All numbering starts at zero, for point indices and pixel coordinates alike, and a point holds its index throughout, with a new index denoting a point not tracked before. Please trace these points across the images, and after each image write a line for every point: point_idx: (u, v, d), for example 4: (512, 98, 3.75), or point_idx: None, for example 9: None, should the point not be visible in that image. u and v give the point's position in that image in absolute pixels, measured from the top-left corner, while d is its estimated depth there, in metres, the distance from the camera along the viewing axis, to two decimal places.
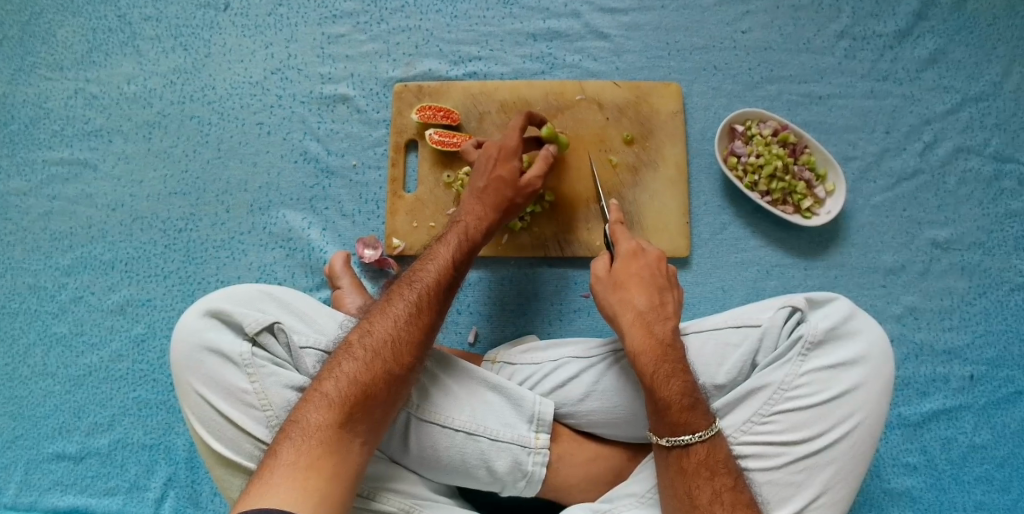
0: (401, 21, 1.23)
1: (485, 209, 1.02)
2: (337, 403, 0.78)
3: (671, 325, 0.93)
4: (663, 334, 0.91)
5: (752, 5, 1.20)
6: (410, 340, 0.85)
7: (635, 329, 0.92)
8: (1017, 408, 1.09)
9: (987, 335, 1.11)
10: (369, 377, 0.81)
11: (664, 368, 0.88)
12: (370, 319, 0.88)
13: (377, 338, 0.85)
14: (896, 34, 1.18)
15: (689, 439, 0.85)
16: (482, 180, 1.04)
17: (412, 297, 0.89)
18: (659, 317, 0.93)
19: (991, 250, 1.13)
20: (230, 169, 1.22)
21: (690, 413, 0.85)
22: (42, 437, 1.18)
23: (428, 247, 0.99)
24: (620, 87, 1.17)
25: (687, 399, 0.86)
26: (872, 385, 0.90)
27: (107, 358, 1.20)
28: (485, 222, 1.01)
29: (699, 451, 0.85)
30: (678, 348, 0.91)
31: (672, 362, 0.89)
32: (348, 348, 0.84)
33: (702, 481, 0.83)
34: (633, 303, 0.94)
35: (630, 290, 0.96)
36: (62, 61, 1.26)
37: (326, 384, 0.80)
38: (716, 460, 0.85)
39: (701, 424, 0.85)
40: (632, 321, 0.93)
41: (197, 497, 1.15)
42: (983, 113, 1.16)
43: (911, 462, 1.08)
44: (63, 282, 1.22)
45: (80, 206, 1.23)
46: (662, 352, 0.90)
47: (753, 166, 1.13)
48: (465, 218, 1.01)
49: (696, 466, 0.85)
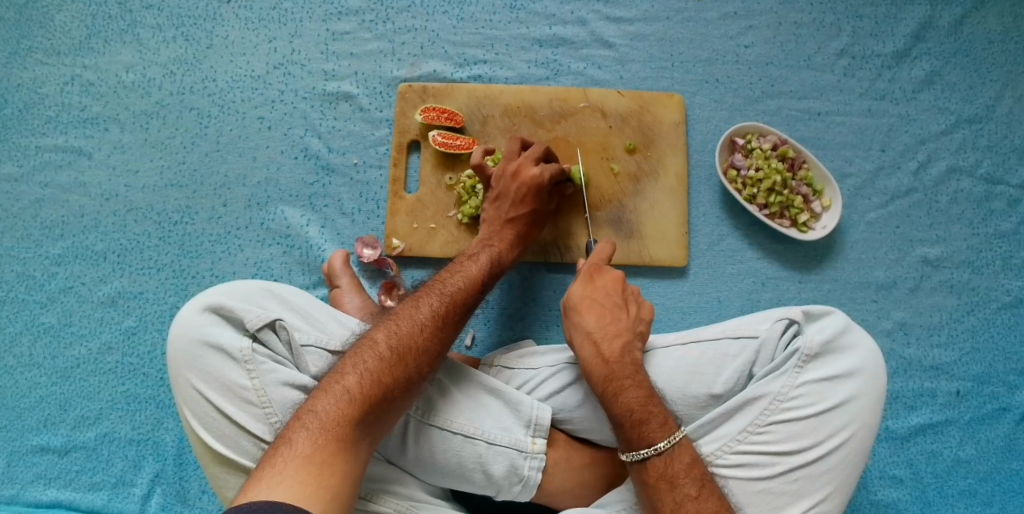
0: (407, 21, 1.23)
1: (512, 238, 1.06)
2: (357, 400, 0.78)
3: (619, 342, 0.96)
4: (610, 352, 0.94)
5: (755, 19, 1.22)
6: (432, 352, 0.87)
7: (583, 348, 0.96)
8: (1001, 425, 1.12)
9: (973, 352, 1.14)
10: (391, 379, 0.81)
11: (611, 387, 0.91)
12: (396, 320, 0.88)
13: (404, 341, 0.85)
14: (895, 54, 1.20)
15: (645, 453, 0.87)
16: (510, 209, 1.06)
17: (440, 308, 0.90)
18: (608, 335, 0.96)
19: (980, 270, 1.16)
20: (228, 163, 1.21)
21: (643, 427, 0.88)
22: (26, 429, 1.16)
23: (456, 260, 1.02)
24: (623, 96, 1.18)
25: (640, 413, 0.89)
26: (867, 397, 0.92)
27: (96, 350, 1.18)
28: (514, 253, 1.06)
29: (657, 464, 0.86)
30: (628, 364, 0.94)
31: (621, 378, 0.92)
32: (372, 345, 0.84)
33: (662, 493, 0.85)
34: (584, 325, 0.98)
35: (582, 314, 0.99)
36: (59, 47, 1.24)
37: (347, 379, 0.80)
38: (675, 472, 0.86)
39: (658, 437, 0.87)
40: (581, 343, 0.97)
41: (185, 493, 1.13)
42: (976, 135, 1.18)
43: (897, 474, 1.11)
44: (53, 271, 1.19)
45: (73, 195, 1.21)
46: (608, 370, 0.93)
47: (753, 179, 1.14)
48: (497, 243, 1.04)
49: (657, 479, 0.86)
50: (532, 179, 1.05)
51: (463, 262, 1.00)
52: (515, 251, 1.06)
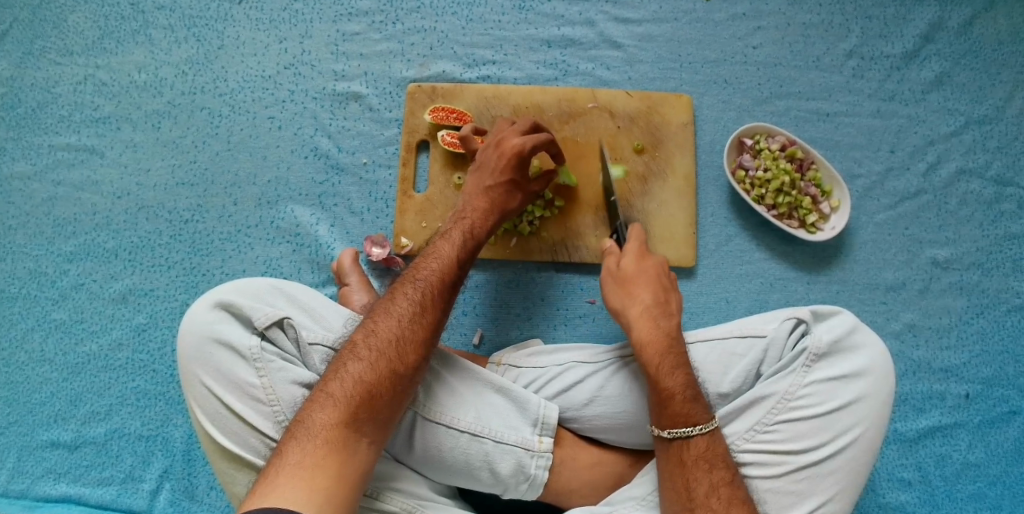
0: (416, 22, 1.23)
1: (486, 206, 1.03)
2: (343, 402, 0.79)
3: (674, 321, 0.96)
4: (668, 327, 0.94)
5: (764, 21, 1.22)
6: (414, 339, 0.86)
7: (641, 319, 0.95)
8: (1011, 428, 1.12)
9: (983, 354, 1.14)
10: (375, 376, 0.81)
11: (668, 359, 0.91)
12: (374, 317, 0.88)
13: (382, 337, 0.85)
14: (904, 55, 1.20)
15: (690, 430, 0.86)
16: (489, 178, 1.05)
17: (417, 296, 0.89)
18: (664, 312, 0.96)
19: (989, 271, 1.15)
20: (239, 162, 1.22)
21: (693, 404, 0.88)
22: (36, 424, 1.17)
23: (431, 242, 0.99)
24: (632, 97, 1.18)
25: (691, 390, 0.89)
26: (874, 399, 0.91)
27: (106, 347, 1.19)
28: (489, 223, 1.03)
29: (699, 444, 0.86)
30: (682, 344, 0.94)
31: (677, 354, 0.92)
32: (353, 347, 0.85)
33: (701, 473, 0.85)
34: (639, 298, 0.97)
35: (637, 287, 0.99)
36: (72, 46, 1.26)
37: (331, 384, 0.81)
38: (714, 454, 0.86)
39: (702, 417, 0.87)
40: (639, 315, 0.96)
41: (192, 490, 1.14)
42: (986, 136, 1.18)
43: (905, 477, 1.10)
44: (64, 268, 1.21)
45: (85, 193, 1.22)
46: (666, 345, 0.92)
47: (762, 180, 1.14)
48: (470, 214, 1.02)
49: (696, 459, 0.86)
50: (512, 149, 1.04)
51: (437, 242, 0.98)
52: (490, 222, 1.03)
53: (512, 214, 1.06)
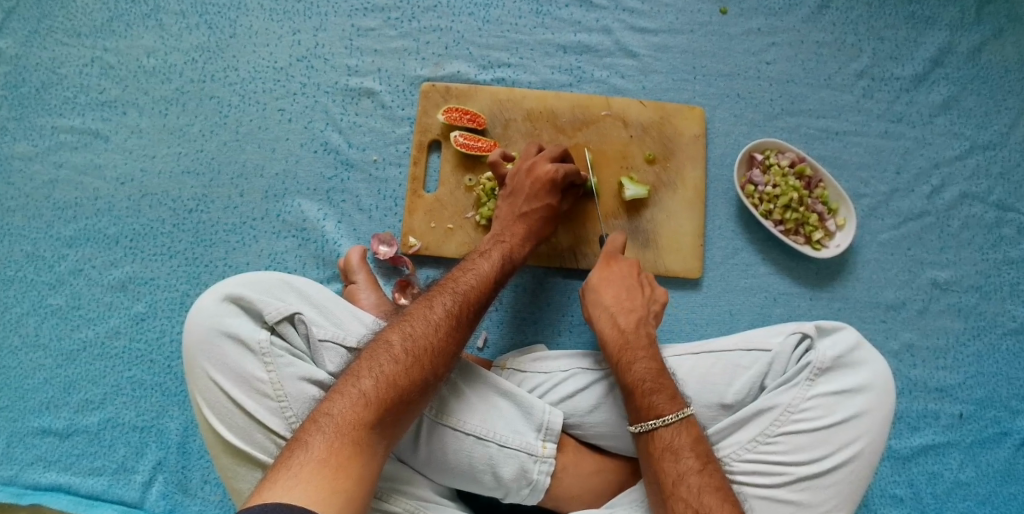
0: (432, 20, 1.23)
1: (524, 235, 1.05)
2: (373, 403, 0.78)
3: (636, 316, 1.00)
4: (627, 324, 0.99)
5: (778, 37, 1.23)
6: (445, 351, 0.86)
7: (600, 320, 1.00)
8: (1002, 449, 1.14)
9: (977, 376, 1.16)
10: (407, 382, 0.81)
11: (625, 355, 0.95)
12: (410, 321, 0.87)
13: (419, 342, 0.85)
14: (913, 78, 1.22)
15: (654, 423, 0.89)
16: (524, 204, 1.06)
17: (454, 308, 0.90)
18: (625, 308, 1.01)
19: (988, 294, 1.18)
20: (247, 153, 1.21)
21: (653, 395, 0.91)
22: (27, 410, 1.15)
23: (468, 258, 1.01)
24: (646, 107, 1.19)
25: (651, 382, 0.92)
26: (875, 414, 0.92)
27: (103, 335, 1.17)
28: (526, 250, 1.05)
29: (664, 435, 0.88)
30: (644, 336, 0.98)
31: (635, 349, 0.96)
32: (388, 346, 0.84)
33: (666, 463, 0.86)
34: (601, 302, 1.03)
35: (601, 290, 1.03)
36: (79, 28, 1.23)
37: (362, 381, 0.80)
38: (682, 444, 0.87)
39: (667, 408, 0.89)
40: (600, 316, 1.01)
41: (186, 483, 1.13)
42: (990, 161, 1.20)
43: (897, 494, 1.12)
44: (62, 253, 1.18)
45: (86, 177, 1.20)
46: (624, 340, 0.97)
47: (770, 195, 1.15)
48: (509, 239, 1.04)
49: (662, 450, 0.88)
50: (547, 175, 1.05)
51: (475, 259, 1.00)
52: (526, 249, 1.05)
53: (546, 238, 1.09)
